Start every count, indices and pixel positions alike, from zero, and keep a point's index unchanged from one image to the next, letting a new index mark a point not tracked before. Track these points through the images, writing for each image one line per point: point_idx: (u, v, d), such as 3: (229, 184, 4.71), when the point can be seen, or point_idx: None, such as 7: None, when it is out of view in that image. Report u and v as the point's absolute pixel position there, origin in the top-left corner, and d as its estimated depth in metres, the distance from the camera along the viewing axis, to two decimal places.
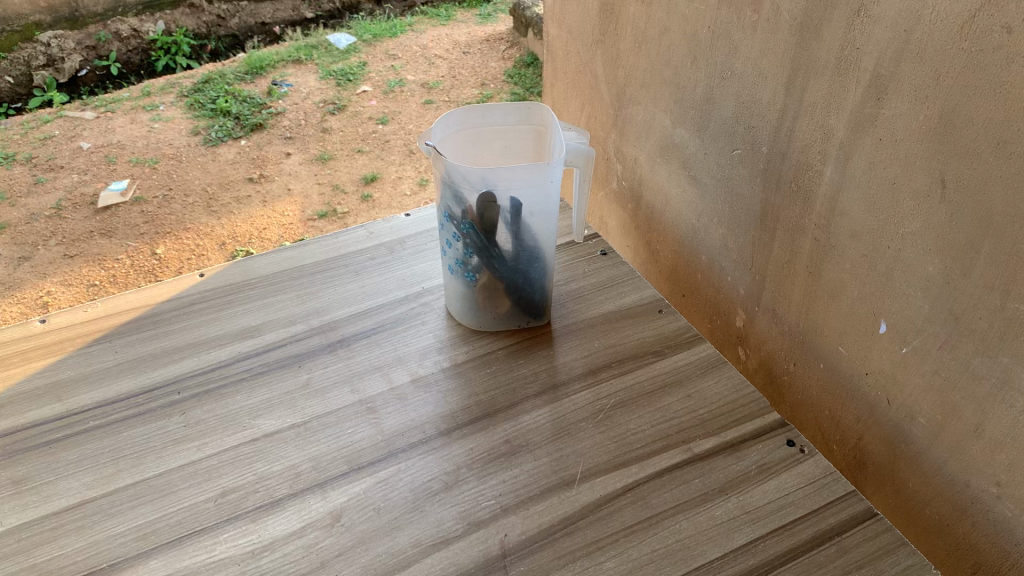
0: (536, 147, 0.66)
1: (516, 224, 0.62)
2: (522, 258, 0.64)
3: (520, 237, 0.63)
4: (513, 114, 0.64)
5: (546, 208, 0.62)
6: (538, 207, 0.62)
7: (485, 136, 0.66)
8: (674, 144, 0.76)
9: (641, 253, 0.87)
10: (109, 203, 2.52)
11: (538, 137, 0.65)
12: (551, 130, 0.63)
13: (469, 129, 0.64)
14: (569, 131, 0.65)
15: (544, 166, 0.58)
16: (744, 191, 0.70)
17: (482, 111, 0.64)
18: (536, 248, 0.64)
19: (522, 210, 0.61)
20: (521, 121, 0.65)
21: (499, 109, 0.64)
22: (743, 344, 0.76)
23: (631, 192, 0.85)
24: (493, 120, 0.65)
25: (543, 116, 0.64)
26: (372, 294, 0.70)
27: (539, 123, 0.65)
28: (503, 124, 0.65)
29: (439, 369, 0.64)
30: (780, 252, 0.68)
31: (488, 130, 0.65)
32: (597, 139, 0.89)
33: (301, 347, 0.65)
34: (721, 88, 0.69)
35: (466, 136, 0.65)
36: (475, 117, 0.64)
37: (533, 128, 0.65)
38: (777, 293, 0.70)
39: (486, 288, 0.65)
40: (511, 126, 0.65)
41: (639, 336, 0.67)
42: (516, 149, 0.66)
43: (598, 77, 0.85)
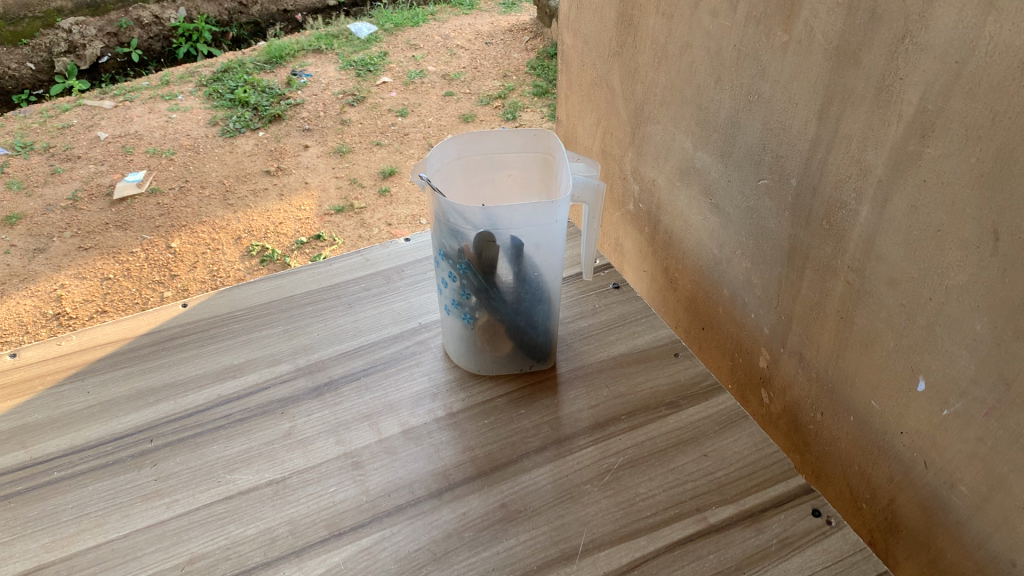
0: (542, 176, 0.61)
1: (517, 264, 0.56)
2: (525, 300, 0.58)
3: (522, 278, 0.57)
4: (519, 140, 0.59)
5: (552, 249, 0.57)
6: (542, 247, 0.56)
7: (485, 166, 0.60)
8: (695, 168, 0.71)
9: (658, 281, 0.81)
10: (121, 194, 2.49)
11: (544, 165, 0.60)
12: (558, 159, 0.58)
13: (467, 158, 0.59)
14: (579, 161, 0.60)
15: (550, 205, 0.53)
16: (770, 225, 0.64)
17: (481, 138, 0.58)
18: (540, 290, 0.59)
19: (525, 250, 0.56)
20: (525, 148, 0.59)
21: (499, 135, 0.58)
22: (767, 387, 0.70)
23: (647, 216, 0.80)
24: (494, 148, 0.59)
25: (548, 144, 0.58)
26: (364, 330, 0.65)
27: (545, 151, 0.59)
28: (505, 152, 0.60)
29: (433, 420, 0.59)
30: (809, 293, 0.62)
31: (490, 157, 0.60)
32: (612, 158, 0.83)
33: (285, 391, 0.61)
34: (747, 113, 0.63)
35: (463, 165, 0.60)
36: (473, 145, 0.59)
37: (540, 156, 0.59)
38: (804, 337, 0.64)
39: (485, 330, 0.60)
40: (513, 154, 0.60)
41: (652, 384, 0.61)
42: (520, 178, 0.61)
43: (615, 91, 0.79)
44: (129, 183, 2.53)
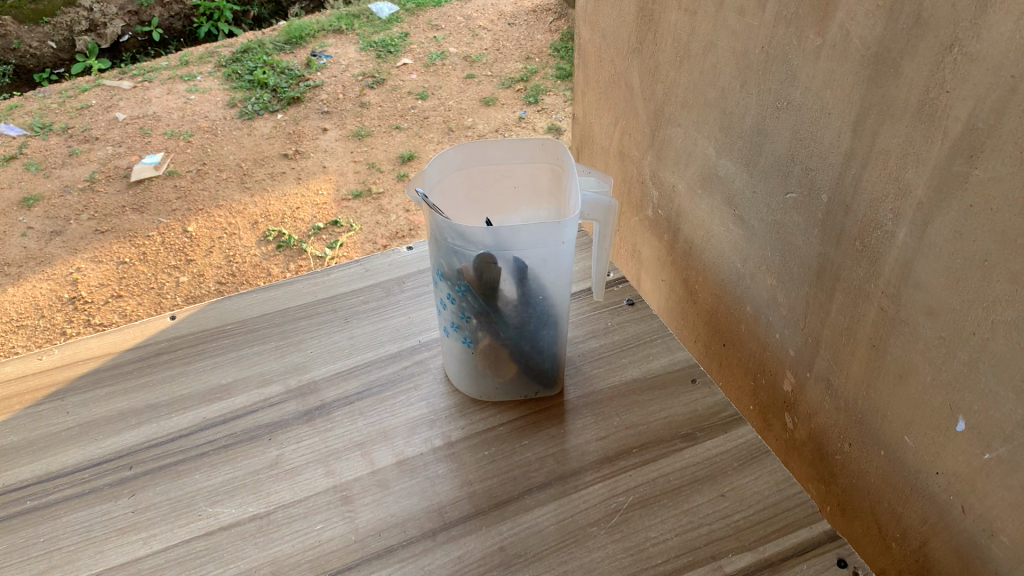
0: (551, 189, 0.57)
1: (521, 287, 0.52)
2: (529, 324, 0.55)
3: (527, 301, 0.53)
4: (526, 150, 0.55)
5: (559, 271, 0.53)
6: (548, 270, 0.52)
7: (489, 178, 0.57)
8: (717, 177, 0.66)
9: (677, 292, 0.76)
10: (139, 175, 2.48)
11: (552, 177, 0.56)
12: (567, 172, 0.54)
13: (468, 170, 0.56)
14: (592, 175, 0.56)
15: (556, 226, 0.49)
16: (798, 241, 0.59)
17: (483, 149, 0.55)
18: (546, 314, 0.54)
19: (529, 272, 0.52)
20: (532, 159, 0.56)
21: (503, 145, 0.55)
22: (791, 412, 0.66)
23: (666, 223, 0.75)
24: (498, 158, 0.56)
25: (556, 155, 0.54)
26: (361, 348, 0.62)
27: (554, 162, 0.55)
28: (510, 163, 0.56)
29: (430, 450, 0.55)
30: (839, 317, 0.57)
31: (495, 167, 0.56)
32: (630, 160, 0.78)
33: (274, 415, 0.57)
34: (774, 121, 0.58)
35: (465, 177, 0.56)
36: (475, 156, 0.55)
37: (548, 167, 0.55)
38: (832, 363, 0.59)
39: (487, 355, 0.56)
40: (520, 164, 0.56)
41: (667, 415, 0.57)
42: (527, 191, 0.57)
43: (634, 90, 0.74)
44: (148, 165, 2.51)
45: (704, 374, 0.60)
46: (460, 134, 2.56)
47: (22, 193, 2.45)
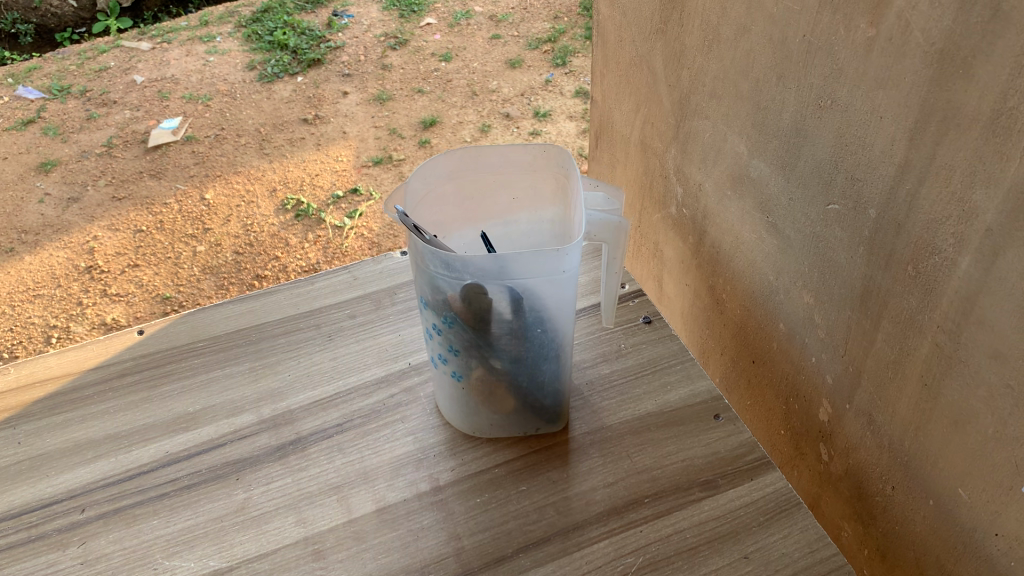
0: (552, 199, 0.53)
1: (516, 318, 0.47)
2: (527, 357, 0.49)
3: (523, 333, 0.48)
4: (526, 158, 0.52)
5: (560, 303, 0.47)
6: (546, 300, 0.47)
7: (484, 187, 0.54)
8: (749, 179, 0.58)
9: (703, 299, 0.69)
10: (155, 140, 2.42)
11: (554, 186, 0.53)
12: (570, 181, 0.51)
13: (460, 179, 0.53)
14: (598, 190, 0.51)
15: (557, 254, 0.44)
16: (840, 258, 0.51)
17: (477, 155, 0.52)
18: (545, 347, 0.49)
19: (525, 303, 0.46)
20: (531, 167, 0.52)
21: (499, 152, 0.51)
22: (826, 443, 0.58)
23: (691, 224, 0.68)
24: (493, 167, 0.52)
25: (558, 162, 0.51)
26: (343, 372, 0.58)
27: (556, 170, 0.52)
28: (507, 171, 0.53)
29: (416, 496, 0.50)
30: (885, 348, 0.50)
31: (492, 177, 0.53)
32: (652, 152, 0.71)
33: (244, 451, 0.52)
34: (815, 122, 0.50)
35: (457, 187, 0.53)
36: (468, 164, 0.52)
37: (550, 177, 0.52)
38: (875, 397, 0.52)
39: (480, 390, 0.51)
40: (519, 174, 0.53)
41: (684, 457, 0.52)
42: (527, 201, 0.54)
43: (657, 75, 0.67)
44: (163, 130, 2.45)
45: (727, 409, 0.55)
46: (484, 98, 2.47)
47: (39, 158, 2.41)
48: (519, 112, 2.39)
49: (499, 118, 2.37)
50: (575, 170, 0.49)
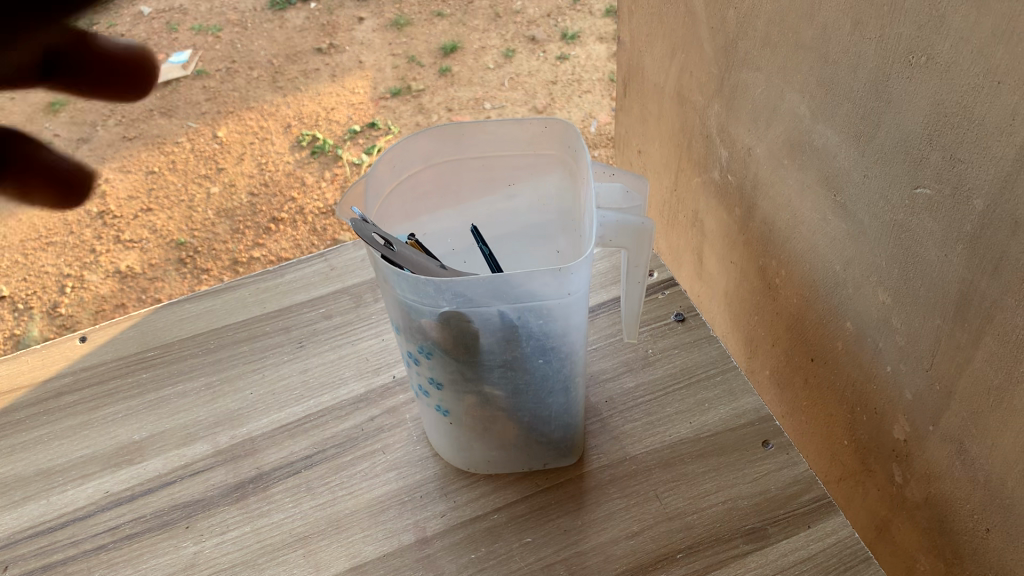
0: (555, 181, 0.50)
1: (508, 347, 0.41)
2: (528, 388, 0.44)
3: (522, 364, 0.43)
4: (523, 138, 0.48)
5: (561, 330, 0.42)
6: (548, 324, 0.41)
7: (475, 172, 0.50)
8: (812, 148, 0.48)
9: (752, 281, 0.59)
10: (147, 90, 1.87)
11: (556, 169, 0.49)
12: (576, 163, 0.47)
13: (446, 160, 0.49)
14: (614, 180, 0.49)
15: (562, 274, 0.38)
16: (932, 256, 0.41)
17: (464, 136, 0.48)
18: (545, 378, 0.44)
19: (520, 331, 0.41)
20: (531, 147, 0.48)
21: (492, 130, 0.48)
22: (900, 464, 0.49)
23: (738, 193, 0.57)
24: (485, 148, 0.49)
25: (561, 143, 0.47)
26: (315, 390, 0.55)
27: (558, 150, 0.48)
28: (501, 153, 0.49)
29: (399, 551, 0.46)
30: (984, 369, 0.40)
31: (483, 159, 0.49)
32: (690, 107, 0.60)
33: (197, 491, 0.50)
34: (902, 84, 0.39)
35: (444, 170, 0.50)
36: (455, 145, 0.49)
37: (552, 157, 0.49)
38: (969, 424, 0.42)
39: (478, 420, 0.46)
40: (515, 156, 0.49)
41: (726, 499, 0.47)
42: (524, 185, 0.50)
43: (697, 16, 0.55)
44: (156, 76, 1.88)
45: (777, 435, 0.50)
46: (507, 21, 2.32)
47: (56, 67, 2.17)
48: (545, 35, 2.23)
49: (524, 42, 2.22)
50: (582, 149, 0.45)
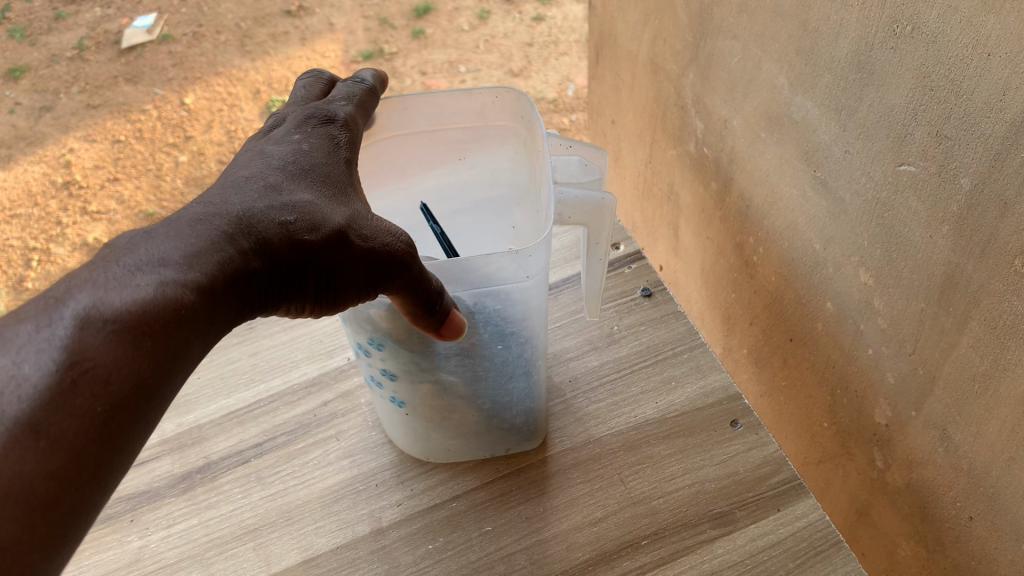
0: (507, 153, 0.50)
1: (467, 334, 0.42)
2: (486, 373, 0.45)
3: (480, 350, 0.43)
4: (474, 110, 0.48)
5: (518, 315, 0.43)
6: (505, 309, 0.42)
7: (414, 147, 0.50)
8: (790, 121, 0.45)
9: (729, 259, 0.57)
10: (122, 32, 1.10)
11: (499, 138, 0.50)
12: (524, 129, 0.48)
13: (387, 138, 0.49)
14: (572, 153, 0.49)
15: (520, 260, 0.38)
16: (916, 238, 0.39)
17: (416, 109, 0.48)
18: (505, 364, 0.45)
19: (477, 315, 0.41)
20: (482, 118, 0.49)
21: (435, 101, 0.48)
22: (881, 448, 0.47)
23: (714, 167, 0.55)
24: (435, 121, 0.49)
25: (506, 111, 0.48)
26: (267, 374, 0.55)
27: (510, 120, 0.48)
28: (443, 126, 0.49)
29: (353, 543, 0.46)
30: (968, 356, 0.38)
31: (435, 131, 0.49)
32: (665, 75, 0.57)
33: (142, 482, 0.50)
34: (885, 55, 0.37)
35: (397, 144, 0.49)
36: (406, 119, 0.48)
37: (504, 128, 0.49)
38: (953, 411, 0.40)
39: (437, 408, 0.46)
40: (466, 129, 0.49)
41: (693, 482, 0.47)
42: (476, 157, 0.51)
43: None
44: (148, 17, 1.12)
45: (746, 414, 0.50)
46: None
47: None
48: None
49: None
50: (533, 112, 0.46)
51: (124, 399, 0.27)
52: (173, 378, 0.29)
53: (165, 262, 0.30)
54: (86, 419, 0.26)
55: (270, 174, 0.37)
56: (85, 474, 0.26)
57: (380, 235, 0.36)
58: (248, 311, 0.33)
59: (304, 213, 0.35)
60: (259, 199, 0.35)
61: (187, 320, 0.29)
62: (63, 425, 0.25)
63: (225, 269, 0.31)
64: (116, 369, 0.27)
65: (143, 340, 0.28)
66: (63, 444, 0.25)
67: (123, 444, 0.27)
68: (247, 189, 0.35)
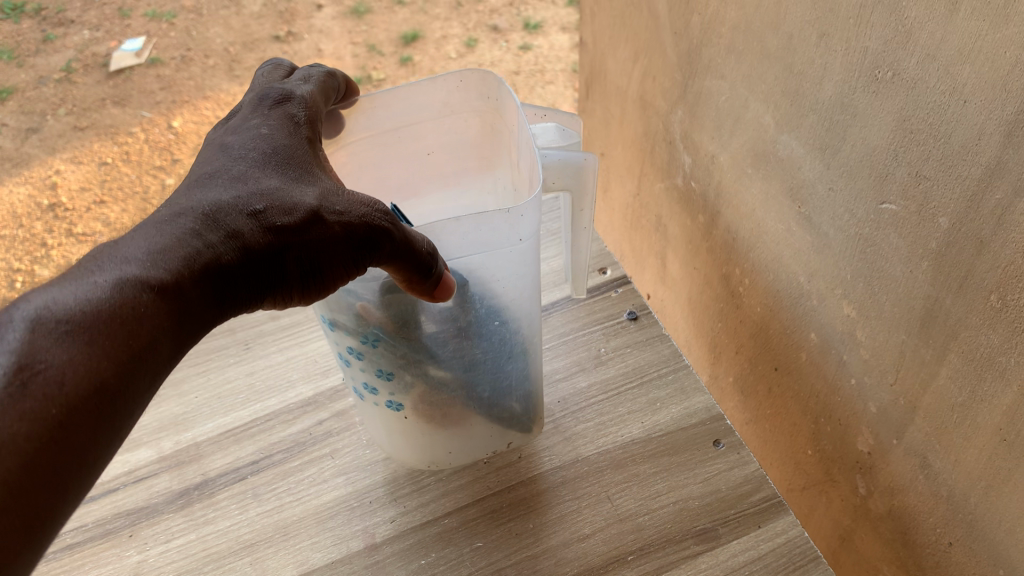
0: (473, 137, 0.54)
1: (465, 312, 0.43)
2: (485, 359, 0.46)
3: (476, 330, 0.44)
4: (441, 99, 0.52)
5: (520, 283, 0.45)
6: (501, 285, 0.44)
7: (384, 145, 0.53)
8: (776, 158, 0.47)
9: (716, 288, 0.59)
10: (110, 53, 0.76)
11: (466, 123, 0.53)
12: (492, 110, 0.52)
13: (364, 135, 0.52)
14: (547, 121, 0.51)
15: (510, 226, 0.40)
16: (897, 273, 0.41)
17: (386, 106, 0.51)
18: (500, 347, 0.46)
19: (474, 296, 0.43)
20: (449, 107, 0.53)
21: (402, 96, 0.51)
22: (864, 475, 0.48)
23: (701, 200, 0.56)
24: (404, 115, 0.52)
25: (472, 97, 0.52)
26: (263, 393, 0.55)
27: (476, 104, 0.52)
28: (411, 120, 0.53)
29: (348, 558, 0.46)
30: (948, 385, 0.39)
31: (405, 125, 0.53)
32: (653, 111, 0.59)
33: (141, 498, 0.50)
34: (867, 99, 0.39)
35: (371, 141, 0.52)
36: (378, 117, 0.52)
37: (471, 114, 0.53)
38: (933, 439, 0.42)
39: (434, 404, 0.47)
40: (434, 118, 0.53)
41: (677, 499, 0.48)
42: (444, 144, 0.55)
43: (660, 21, 0.54)
44: (137, 38, 0.78)
45: (728, 434, 0.51)
46: None
47: None
48: None
49: None
50: (500, 85, 0.49)
51: (82, 398, 0.28)
52: (138, 376, 0.30)
53: (127, 261, 0.31)
54: (38, 421, 0.27)
55: (234, 165, 0.37)
56: (38, 479, 0.26)
57: (355, 207, 0.36)
58: (231, 305, 0.34)
59: (271, 200, 0.35)
60: (225, 193, 0.35)
61: (150, 317, 0.30)
62: (14, 428, 0.26)
63: (192, 265, 0.32)
64: (69, 368, 0.28)
65: (96, 341, 0.29)
66: (16, 446, 0.26)
67: (83, 443, 0.28)
68: (213, 184, 0.36)
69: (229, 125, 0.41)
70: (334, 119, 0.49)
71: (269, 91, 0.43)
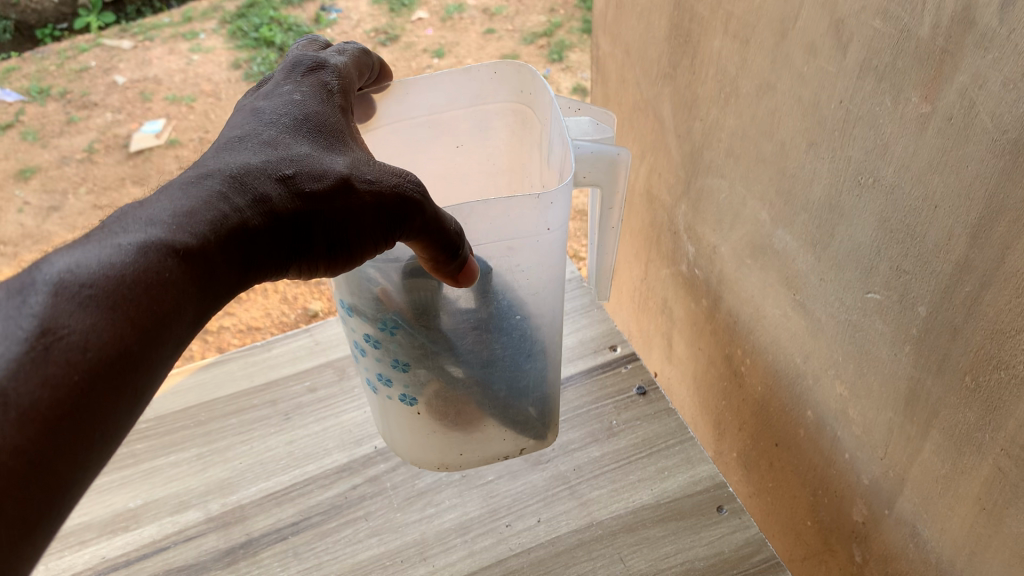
0: (500, 128, 0.57)
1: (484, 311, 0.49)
2: (500, 358, 0.52)
3: (493, 329, 0.50)
4: (473, 89, 0.55)
5: (540, 283, 0.50)
6: (522, 284, 0.49)
7: (412, 132, 0.57)
8: (773, 250, 0.52)
9: (720, 368, 0.63)
10: None
11: (495, 114, 0.56)
12: (520, 106, 0.55)
13: (397, 122, 0.55)
14: (581, 114, 0.53)
15: (536, 220, 0.45)
16: (883, 355, 0.45)
17: (419, 94, 0.55)
18: (512, 350, 0.52)
19: (497, 293, 0.49)
20: (480, 99, 0.56)
21: (435, 85, 0.54)
22: (859, 544, 0.52)
23: (704, 286, 0.61)
24: (436, 103, 0.56)
25: (503, 92, 0.55)
26: (301, 460, 0.59)
27: (506, 99, 0.55)
28: (442, 109, 0.56)
29: None
30: (932, 458, 0.43)
31: (436, 112, 0.56)
32: (659, 204, 0.64)
33: (190, 556, 0.53)
34: (852, 200, 0.43)
35: (404, 126, 0.56)
36: (411, 103, 0.55)
37: (500, 107, 0.56)
38: (921, 508, 0.45)
39: (446, 400, 0.53)
40: (465, 107, 0.56)
41: (685, 560, 0.52)
42: (472, 132, 0.58)
43: (665, 123, 0.60)
44: None
45: (730, 501, 0.55)
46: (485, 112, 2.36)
47: None
48: None
49: None
50: (531, 80, 0.52)
51: (106, 363, 0.28)
52: (162, 343, 0.30)
53: (152, 223, 0.32)
54: (62, 387, 0.27)
55: (266, 130, 0.39)
56: (58, 453, 0.26)
57: (387, 178, 0.38)
58: (256, 269, 0.35)
59: (302, 168, 0.36)
60: (255, 159, 0.36)
61: (175, 280, 0.31)
62: (36, 395, 0.26)
63: (220, 228, 0.33)
64: (93, 335, 0.28)
65: (123, 303, 0.29)
66: (39, 416, 0.26)
67: (105, 412, 0.28)
68: (243, 150, 0.37)
69: (264, 91, 0.43)
70: (366, 102, 0.53)
71: (301, 60, 0.45)
